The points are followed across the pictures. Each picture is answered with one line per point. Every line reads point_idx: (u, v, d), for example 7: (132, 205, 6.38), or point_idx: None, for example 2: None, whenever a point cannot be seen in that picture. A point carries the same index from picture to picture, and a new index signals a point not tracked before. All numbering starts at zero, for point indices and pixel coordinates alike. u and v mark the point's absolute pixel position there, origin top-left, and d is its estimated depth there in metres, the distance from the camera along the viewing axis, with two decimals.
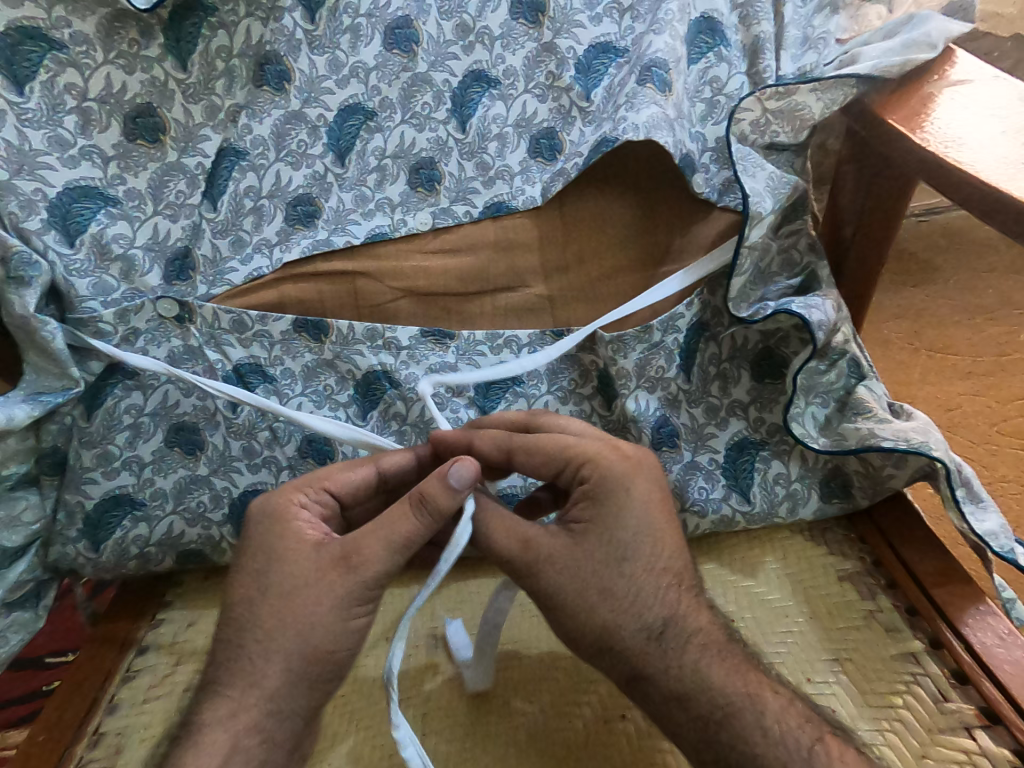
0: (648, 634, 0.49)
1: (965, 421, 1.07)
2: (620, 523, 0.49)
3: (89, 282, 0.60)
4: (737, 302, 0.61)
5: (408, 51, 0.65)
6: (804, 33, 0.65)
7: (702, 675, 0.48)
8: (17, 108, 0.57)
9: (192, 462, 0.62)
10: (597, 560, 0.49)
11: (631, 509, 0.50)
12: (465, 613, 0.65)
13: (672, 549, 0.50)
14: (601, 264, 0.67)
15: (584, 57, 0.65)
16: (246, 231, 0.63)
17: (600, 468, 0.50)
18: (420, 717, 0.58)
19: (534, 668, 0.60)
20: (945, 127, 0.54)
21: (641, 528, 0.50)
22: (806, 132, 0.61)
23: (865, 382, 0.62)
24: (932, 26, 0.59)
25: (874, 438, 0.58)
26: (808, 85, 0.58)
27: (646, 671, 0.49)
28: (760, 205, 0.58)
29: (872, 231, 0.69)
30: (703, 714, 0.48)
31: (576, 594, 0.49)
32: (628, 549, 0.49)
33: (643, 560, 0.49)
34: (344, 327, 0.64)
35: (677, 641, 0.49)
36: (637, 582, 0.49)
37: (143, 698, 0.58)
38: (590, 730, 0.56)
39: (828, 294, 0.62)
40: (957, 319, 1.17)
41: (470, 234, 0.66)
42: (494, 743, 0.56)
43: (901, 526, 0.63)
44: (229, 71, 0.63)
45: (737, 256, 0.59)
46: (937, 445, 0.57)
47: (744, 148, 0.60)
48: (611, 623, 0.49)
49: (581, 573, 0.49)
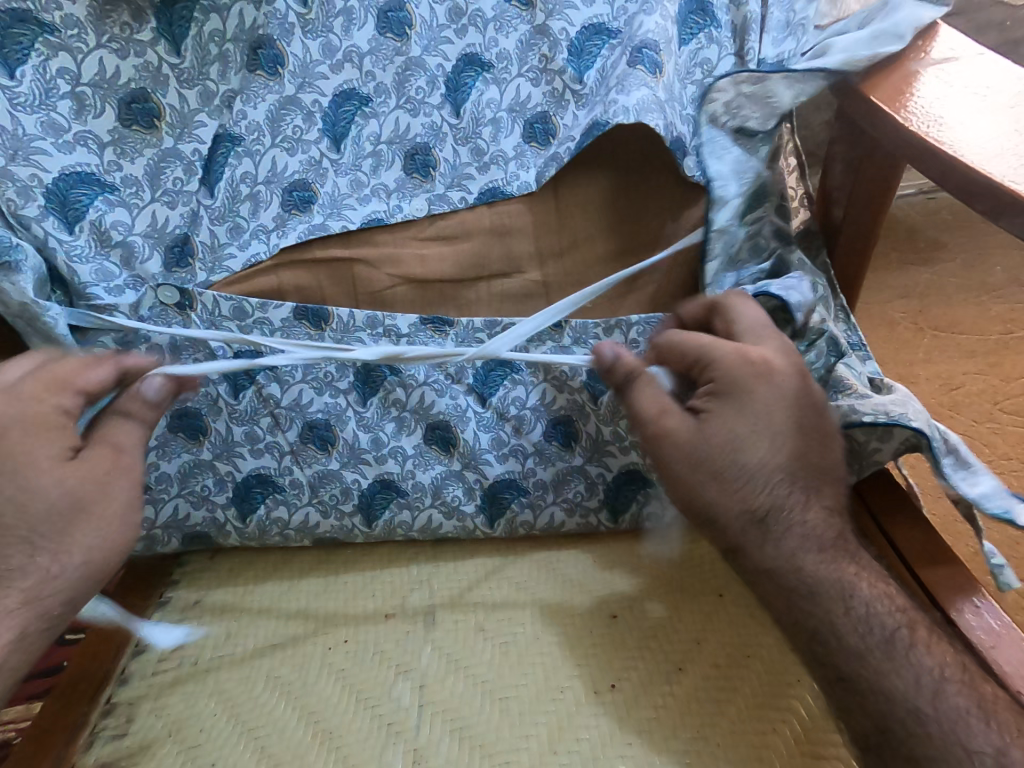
0: (748, 520, 0.55)
1: (967, 401, 1.08)
2: (746, 411, 0.55)
3: (91, 268, 0.60)
4: (714, 283, 0.66)
5: (401, 34, 0.65)
6: (787, 18, 0.65)
7: (797, 563, 0.54)
8: (10, 93, 0.57)
9: (196, 446, 0.65)
10: (715, 444, 0.55)
11: (751, 406, 0.55)
12: (461, 591, 0.67)
13: (789, 452, 0.55)
14: (595, 250, 0.67)
15: (577, 39, 0.65)
16: (244, 217, 0.64)
17: (724, 369, 0.56)
18: (419, 688, 0.61)
19: (529, 642, 0.63)
20: (926, 106, 0.55)
21: (761, 418, 0.55)
22: (773, 121, 0.62)
23: (844, 361, 0.66)
24: (902, 16, 0.59)
25: (855, 414, 0.60)
26: (778, 74, 0.60)
27: (741, 545, 0.56)
28: (724, 189, 0.63)
29: (863, 208, 0.70)
30: (788, 586, 0.54)
31: (694, 467, 0.55)
32: (746, 441, 0.55)
33: (759, 453, 0.55)
34: (345, 316, 0.65)
35: (778, 528, 0.55)
36: (750, 470, 0.55)
37: (153, 671, 0.64)
38: (580, 701, 0.59)
39: (802, 271, 0.66)
40: (958, 298, 1.17)
41: (465, 219, 0.67)
42: (487, 712, 0.59)
43: (887, 501, 0.62)
44: (223, 55, 0.63)
45: (708, 240, 0.64)
46: (915, 414, 0.60)
47: (714, 130, 0.63)
48: (718, 500, 0.55)
49: (700, 452, 0.55)
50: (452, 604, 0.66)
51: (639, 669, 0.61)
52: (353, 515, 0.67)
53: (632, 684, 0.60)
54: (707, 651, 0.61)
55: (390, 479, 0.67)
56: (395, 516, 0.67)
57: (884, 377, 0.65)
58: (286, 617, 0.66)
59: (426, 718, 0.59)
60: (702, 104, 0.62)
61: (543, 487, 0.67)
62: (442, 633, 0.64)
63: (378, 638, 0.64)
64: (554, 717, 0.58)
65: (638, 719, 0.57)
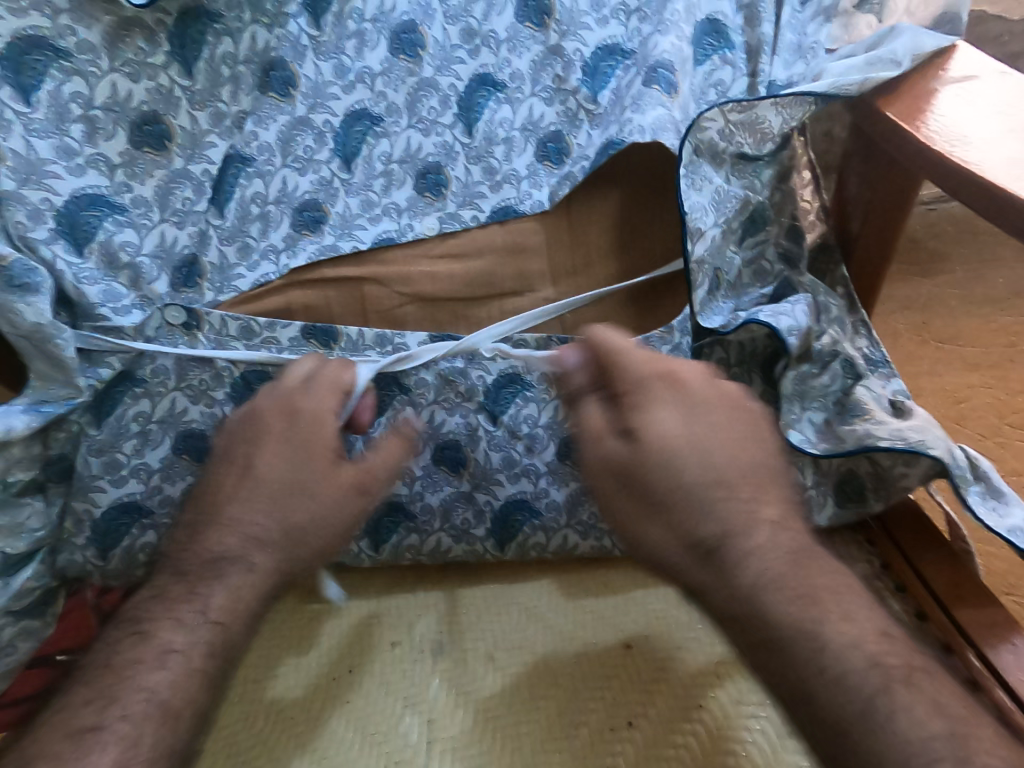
0: (686, 546, 0.48)
1: (973, 413, 1.04)
2: (669, 443, 0.48)
3: (100, 289, 0.59)
4: (704, 314, 0.62)
5: (413, 56, 0.65)
6: (799, 40, 0.65)
7: (778, 613, 0.46)
8: (24, 119, 0.57)
9: (200, 470, 0.63)
10: (647, 471, 0.48)
11: (666, 417, 0.48)
12: (468, 616, 0.65)
13: (747, 460, 0.49)
14: (607, 269, 0.66)
15: (591, 58, 0.65)
16: (253, 237, 0.64)
17: (629, 374, 0.50)
18: (425, 722, 0.58)
19: (541, 671, 0.60)
20: (945, 124, 0.54)
21: (687, 431, 0.48)
22: (768, 145, 0.63)
23: (862, 382, 0.63)
24: (901, 43, 0.60)
25: (871, 439, 0.58)
26: (768, 101, 0.59)
27: (741, 586, 0.47)
28: (702, 221, 0.60)
29: (881, 222, 0.69)
30: (797, 653, 0.46)
31: (607, 497, 0.50)
32: (698, 460, 0.48)
33: (722, 466, 0.48)
34: (354, 333, 0.64)
35: (730, 560, 0.47)
36: (687, 493, 0.48)
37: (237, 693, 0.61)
38: (595, 737, 0.56)
39: (798, 298, 0.64)
40: (962, 309, 1.13)
41: (477, 238, 0.66)
42: (497, 747, 0.56)
43: (916, 536, 0.63)
44: (235, 77, 0.63)
45: (687, 274, 0.60)
46: (937, 442, 0.57)
47: (699, 160, 0.60)
48: (659, 540, 0.49)
49: (641, 485, 0.48)
50: (460, 630, 0.64)
51: (657, 702, 0.58)
52: (360, 540, 0.65)
53: (651, 721, 0.56)
54: (731, 686, 0.58)
55: (398, 502, 0.65)
56: (403, 540, 0.66)
57: (907, 400, 0.63)
58: (290, 645, 0.64)
59: (433, 756, 0.56)
60: (693, 130, 0.58)
61: (556, 509, 0.65)
62: (449, 663, 0.62)
63: (384, 668, 0.62)
64: (569, 756, 0.55)
65: (664, 755, 0.54)
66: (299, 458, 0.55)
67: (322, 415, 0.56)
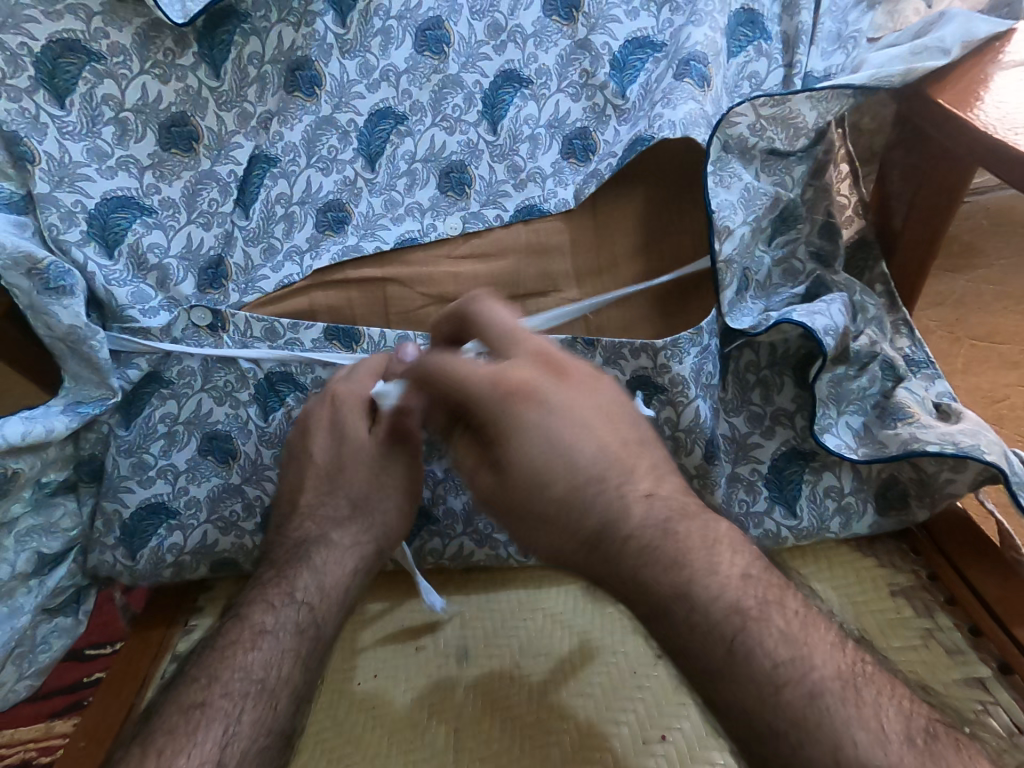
0: (579, 543, 0.44)
1: (1011, 412, 0.99)
2: (518, 449, 0.43)
3: (129, 290, 0.60)
4: (733, 314, 0.60)
5: (439, 52, 0.64)
6: (839, 29, 0.62)
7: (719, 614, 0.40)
8: (58, 121, 0.58)
9: (226, 470, 0.63)
10: (529, 491, 0.44)
11: (514, 436, 0.43)
12: (490, 622, 0.64)
13: (575, 465, 0.43)
14: (634, 269, 0.64)
15: (619, 52, 0.63)
16: (278, 238, 0.64)
17: (480, 399, 0.44)
18: (452, 732, 0.57)
19: (568, 678, 0.59)
20: (1005, 113, 0.51)
21: (559, 445, 0.43)
22: (802, 141, 0.59)
23: (903, 384, 0.61)
24: (951, 30, 0.57)
25: (916, 444, 0.55)
26: (802, 94, 0.56)
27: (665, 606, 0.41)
28: (729, 220, 0.57)
29: (925, 221, 0.67)
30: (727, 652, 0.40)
31: (523, 525, 0.45)
32: (547, 473, 0.43)
33: (569, 479, 0.43)
34: (376, 334, 0.63)
35: (613, 551, 0.43)
36: (552, 505, 0.44)
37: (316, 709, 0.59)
38: (627, 749, 0.54)
39: (833, 297, 0.61)
40: (1001, 306, 1.08)
41: (501, 238, 0.65)
42: (527, 759, 0.54)
43: (965, 546, 0.61)
44: (261, 77, 0.63)
45: (715, 274, 0.58)
46: (988, 446, 0.54)
47: (729, 155, 0.58)
48: (545, 552, 0.46)
49: (512, 507, 0.45)
50: (484, 636, 0.63)
51: (689, 714, 0.56)
52: None
53: (684, 735, 0.55)
54: None
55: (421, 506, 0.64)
56: (426, 543, 0.65)
57: (954, 403, 0.60)
58: None
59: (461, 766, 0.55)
60: (722, 126, 0.56)
61: None
62: (476, 669, 0.61)
63: (410, 673, 0.61)
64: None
65: None
66: (344, 445, 0.58)
67: (364, 397, 0.57)
